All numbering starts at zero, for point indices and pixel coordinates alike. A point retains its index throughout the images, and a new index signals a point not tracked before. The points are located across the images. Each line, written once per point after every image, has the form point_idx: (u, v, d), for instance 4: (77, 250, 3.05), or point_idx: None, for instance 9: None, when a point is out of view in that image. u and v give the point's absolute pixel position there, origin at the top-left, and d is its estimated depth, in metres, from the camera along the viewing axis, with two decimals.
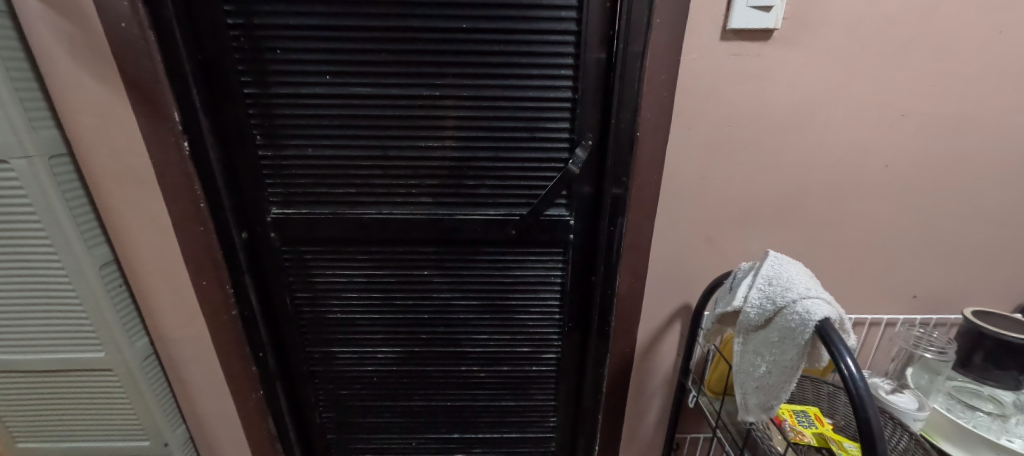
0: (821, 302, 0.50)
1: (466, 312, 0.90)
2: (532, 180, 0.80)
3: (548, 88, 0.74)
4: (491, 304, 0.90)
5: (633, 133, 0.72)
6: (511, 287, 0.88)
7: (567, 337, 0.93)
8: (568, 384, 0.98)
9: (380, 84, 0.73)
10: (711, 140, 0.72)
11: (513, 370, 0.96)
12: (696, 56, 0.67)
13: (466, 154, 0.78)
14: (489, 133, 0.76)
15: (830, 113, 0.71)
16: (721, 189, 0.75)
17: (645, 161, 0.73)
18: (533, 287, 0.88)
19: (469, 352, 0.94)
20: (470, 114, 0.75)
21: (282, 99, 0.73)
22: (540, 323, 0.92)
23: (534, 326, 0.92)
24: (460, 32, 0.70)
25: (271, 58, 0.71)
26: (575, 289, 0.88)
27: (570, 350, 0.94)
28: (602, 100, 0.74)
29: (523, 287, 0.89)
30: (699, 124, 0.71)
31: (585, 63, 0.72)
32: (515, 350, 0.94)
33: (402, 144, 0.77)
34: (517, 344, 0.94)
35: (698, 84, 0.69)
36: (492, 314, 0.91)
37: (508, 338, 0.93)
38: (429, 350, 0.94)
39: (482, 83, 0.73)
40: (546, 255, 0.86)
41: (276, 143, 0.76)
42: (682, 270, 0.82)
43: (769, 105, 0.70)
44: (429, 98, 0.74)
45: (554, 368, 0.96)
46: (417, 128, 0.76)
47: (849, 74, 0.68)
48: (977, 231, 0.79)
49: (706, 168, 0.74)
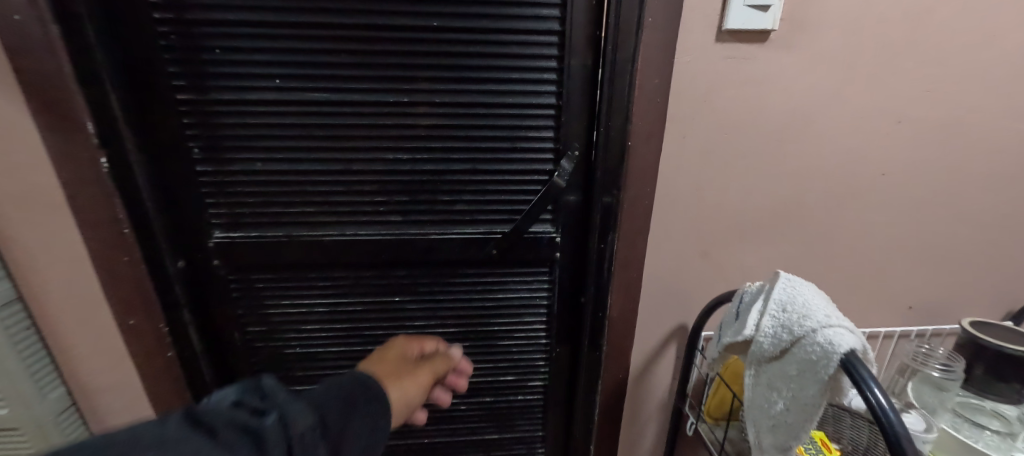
0: (843, 331, 0.45)
1: (444, 340, 0.82)
2: (514, 194, 0.72)
3: (531, 93, 0.67)
4: (472, 331, 0.82)
5: (625, 142, 0.65)
6: (494, 311, 0.81)
7: (556, 362, 0.86)
8: (557, 413, 0.90)
9: (339, 89, 0.64)
10: (708, 150, 0.67)
11: (497, 401, 0.88)
12: (689, 59, 0.62)
13: (441, 168, 0.70)
14: (465, 143, 0.69)
15: (827, 119, 0.67)
16: (718, 201, 0.70)
17: (639, 171, 0.67)
18: (518, 310, 0.81)
19: None
20: (445, 122, 0.67)
21: (223, 106, 0.63)
22: (525, 349, 0.84)
23: (519, 353, 0.85)
24: (430, 31, 0.62)
25: (209, 59, 0.61)
26: (564, 310, 0.81)
27: (558, 377, 0.87)
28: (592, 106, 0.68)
29: (504, 311, 0.81)
30: (693, 131, 0.66)
31: (570, 66, 0.66)
32: (499, 380, 0.86)
33: (368, 158, 0.68)
34: (501, 372, 0.86)
35: (694, 88, 0.63)
36: (472, 340, 0.83)
37: (491, 365, 0.85)
38: None
39: (456, 88, 0.66)
40: (531, 276, 0.79)
41: (218, 157, 0.66)
42: (677, 289, 0.76)
43: (767, 111, 0.65)
44: (397, 105, 0.65)
45: (542, 396, 0.88)
46: (383, 137, 0.67)
47: (846, 78, 0.65)
48: (969, 239, 0.77)
49: (701, 178, 0.68)
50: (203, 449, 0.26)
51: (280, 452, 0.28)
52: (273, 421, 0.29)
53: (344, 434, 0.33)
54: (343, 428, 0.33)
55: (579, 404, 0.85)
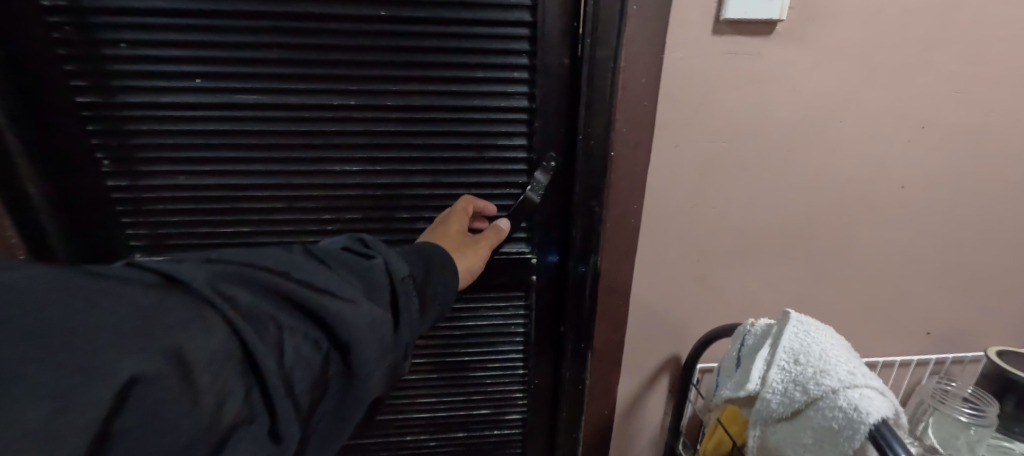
0: (872, 394, 0.36)
1: (408, 373, 0.73)
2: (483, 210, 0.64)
3: (499, 95, 0.58)
4: (440, 362, 0.73)
5: (607, 152, 0.56)
6: (464, 340, 0.72)
7: (534, 393, 0.77)
8: (538, 447, 0.82)
9: (272, 90, 0.54)
10: (703, 161, 0.58)
11: (470, 436, 0.79)
12: (683, 55, 0.52)
13: (397, 181, 0.61)
14: (425, 153, 0.60)
15: (839, 125, 0.58)
16: (715, 218, 0.61)
17: (624, 186, 0.57)
18: (491, 339, 0.72)
19: (415, 420, 0.76)
20: (400, 128, 0.58)
21: (135, 110, 0.54)
22: (500, 381, 0.75)
23: (494, 385, 0.76)
24: (378, 21, 0.53)
25: (112, 55, 0.51)
26: (542, 338, 0.73)
27: (538, 410, 0.78)
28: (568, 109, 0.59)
29: (475, 340, 0.72)
30: (687, 140, 0.56)
31: (543, 64, 0.57)
32: (472, 414, 0.77)
33: (311, 170, 0.59)
34: (474, 406, 0.77)
35: (688, 89, 0.54)
36: (440, 372, 0.74)
37: (462, 399, 0.76)
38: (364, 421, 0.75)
39: (411, 89, 0.56)
40: (505, 301, 0.70)
41: (134, 170, 0.56)
42: (669, 316, 0.67)
43: (771, 116, 0.56)
44: (343, 109, 0.56)
45: (520, 431, 0.80)
46: (328, 146, 0.58)
47: (863, 77, 0.56)
48: (997, 259, 0.68)
49: (696, 193, 0.59)
50: (326, 270, 0.38)
51: (386, 281, 0.42)
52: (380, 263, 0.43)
53: (424, 288, 0.47)
54: (424, 282, 0.47)
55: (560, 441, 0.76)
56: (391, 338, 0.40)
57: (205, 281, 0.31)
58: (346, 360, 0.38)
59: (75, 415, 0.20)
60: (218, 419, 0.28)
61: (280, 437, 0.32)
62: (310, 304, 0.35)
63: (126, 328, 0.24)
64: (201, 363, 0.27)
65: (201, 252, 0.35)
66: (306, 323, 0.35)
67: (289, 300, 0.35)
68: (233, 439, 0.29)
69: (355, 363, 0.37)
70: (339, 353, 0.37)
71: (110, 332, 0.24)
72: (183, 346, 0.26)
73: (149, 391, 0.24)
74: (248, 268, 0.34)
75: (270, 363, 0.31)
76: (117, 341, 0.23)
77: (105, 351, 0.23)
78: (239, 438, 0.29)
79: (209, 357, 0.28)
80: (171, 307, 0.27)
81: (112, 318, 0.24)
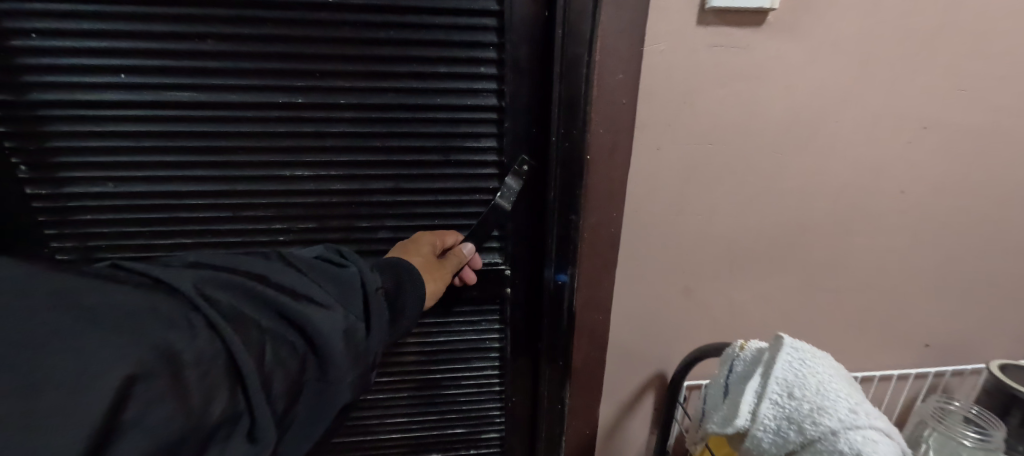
0: (875, 435, 0.33)
1: (375, 393, 0.67)
2: (451, 217, 0.59)
3: (465, 92, 0.53)
4: (409, 380, 0.67)
5: (583, 155, 0.51)
6: (434, 357, 0.66)
7: (513, 411, 0.72)
8: None
9: (210, 87, 0.49)
10: (688, 165, 0.53)
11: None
12: (664, 47, 0.47)
13: (357, 187, 0.56)
14: (385, 157, 0.54)
15: (834, 125, 0.53)
16: (702, 226, 0.57)
17: (603, 194, 0.52)
18: (464, 355, 0.67)
19: (383, 442, 0.71)
20: (356, 130, 0.53)
21: (49, 109, 0.47)
22: (475, 400, 0.70)
23: (468, 404, 0.71)
24: (326, 10, 0.48)
25: (16, 45, 0.44)
26: (519, 353, 0.68)
27: (515, 428, 0.74)
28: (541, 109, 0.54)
29: (447, 356, 0.67)
30: (670, 142, 0.51)
31: (512, 59, 0.52)
32: (445, 435, 0.72)
33: (260, 176, 0.53)
34: (447, 426, 0.72)
35: (672, 87, 0.48)
36: (410, 391, 0.68)
37: (434, 419, 0.71)
38: (327, 446, 0.69)
39: (367, 86, 0.51)
40: (478, 315, 0.65)
41: (53, 177, 0.50)
42: (653, 331, 0.62)
43: (761, 116, 0.52)
44: (291, 108, 0.51)
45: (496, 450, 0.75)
46: (276, 149, 0.52)
47: (860, 73, 0.51)
48: (999, 267, 0.64)
49: (681, 199, 0.54)
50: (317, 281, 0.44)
51: (361, 288, 0.45)
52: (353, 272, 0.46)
53: (397, 295, 0.49)
54: (395, 294, 0.49)
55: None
56: (362, 343, 0.43)
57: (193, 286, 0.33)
58: (322, 362, 0.40)
59: (90, 402, 0.23)
60: (209, 415, 0.29)
61: (259, 438, 0.33)
62: (289, 309, 0.38)
63: (128, 332, 0.26)
64: (190, 364, 0.29)
65: (187, 260, 0.39)
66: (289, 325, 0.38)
67: (269, 304, 0.38)
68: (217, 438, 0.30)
69: (331, 365, 0.40)
70: (316, 356, 0.40)
71: (112, 335, 0.26)
72: (176, 347, 0.28)
73: (148, 389, 0.25)
74: (232, 276, 0.37)
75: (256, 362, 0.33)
76: (122, 341, 0.26)
77: (110, 350, 0.25)
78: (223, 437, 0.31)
79: (199, 356, 0.29)
80: (161, 312, 0.29)
81: (113, 323, 0.26)
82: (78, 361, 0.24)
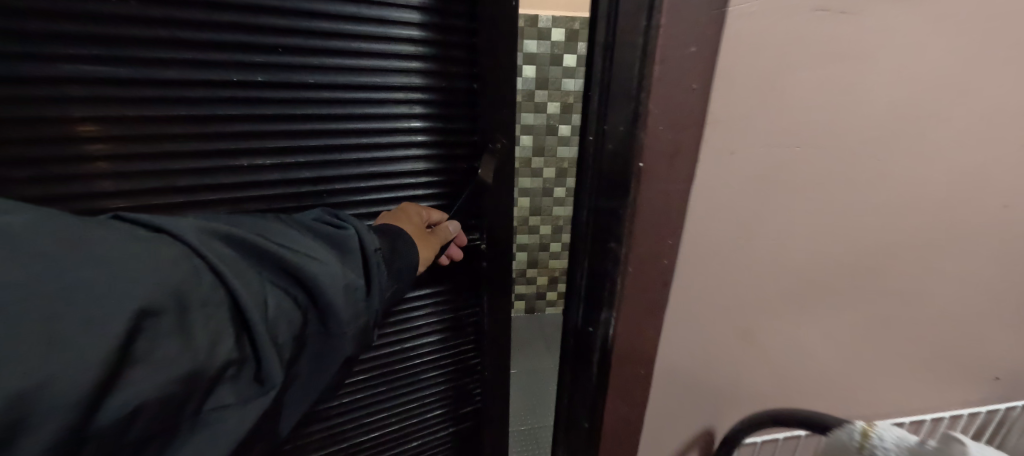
0: None
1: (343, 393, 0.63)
2: (428, 196, 0.58)
3: (440, 70, 0.52)
4: (393, 377, 0.67)
5: (632, 162, 0.36)
6: (418, 348, 0.67)
7: (488, 384, 0.76)
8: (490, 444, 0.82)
9: (134, 65, 0.38)
10: (766, 175, 0.39)
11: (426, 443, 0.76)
12: (754, 9, 0.32)
13: (314, 174, 0.49)
14: (358, 138, 0.50)
15: (946, 125, 0.41)
16: (772, 254, 0.44)
17: (662, 213, 0.38)
18: (445, 339, 0.69)
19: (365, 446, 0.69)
20: (324, 111, 0.47)
21: None
22: (454, 381, 0.74)
23: (447, 388, 0.73)
24: None
25: None
26: (494, 329, 0.71)
27: (492, 407, 0.78)
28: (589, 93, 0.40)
29: (429, 345, 0.68)
30: (749, 144, 0.37)
31: (484, 36, 0.52)
32: (426, 423, 0.74)
33: (205, 167, 0.44)
34: (428, 413, 0.74)
35: (772, 68, 0.34)
36: (383, 381, 0.66)
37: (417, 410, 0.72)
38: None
39: (334, 62, 0.46)
40: (458, 299, 0.68)
41: None
42: (701, 380, 0.49)
43: (863, 110, 0.38)
44: (247, 90, 0.43)
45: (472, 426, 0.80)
46: (229, 139, 0.44)
47: (991, 56, 0.38)
48: None
49: (752, 220, 0.41)
50: (315, 237, 0.42)
51: (359, 245, 0.43)
52: (351, 230, 0.43)
53: (393, 251, 0.47)
54: (391, 253, 0.46)
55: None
56: (362, 301, 0.41)
57: (192, 233, 0.33)
58: (321, 318, 0.40)
59: (104, 330, 0.24)
60: (214, 357, 0.30)
61: (265, 379, 0.34)
62: (287, 262, 0.37)
63: (130, 266, 0.27)
64: (196, 303, 0.30)
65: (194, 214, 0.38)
66: (289, 280, 0.38)
67: (269, 257, 0.37)
68: (222, 379, 0.32)
69: (331, 322, 0.40)
70: (315, 310, 0.40)
71: (117, 271, 0.26)
72: (182, 286, 0.29)
73: (153, 327, 0.27)
74: (227, 229, 0.35)
75: (260, 314, 0.34)
76: (125, 274, 0.26)
77: (117, 285, 0.25)
78: (227, 378, 0.32)
79: (203, 300, 0.30)
80: (164, 251, 0.29)
81: (109, 257, 0.26)
82: (91, 291, 0.24)
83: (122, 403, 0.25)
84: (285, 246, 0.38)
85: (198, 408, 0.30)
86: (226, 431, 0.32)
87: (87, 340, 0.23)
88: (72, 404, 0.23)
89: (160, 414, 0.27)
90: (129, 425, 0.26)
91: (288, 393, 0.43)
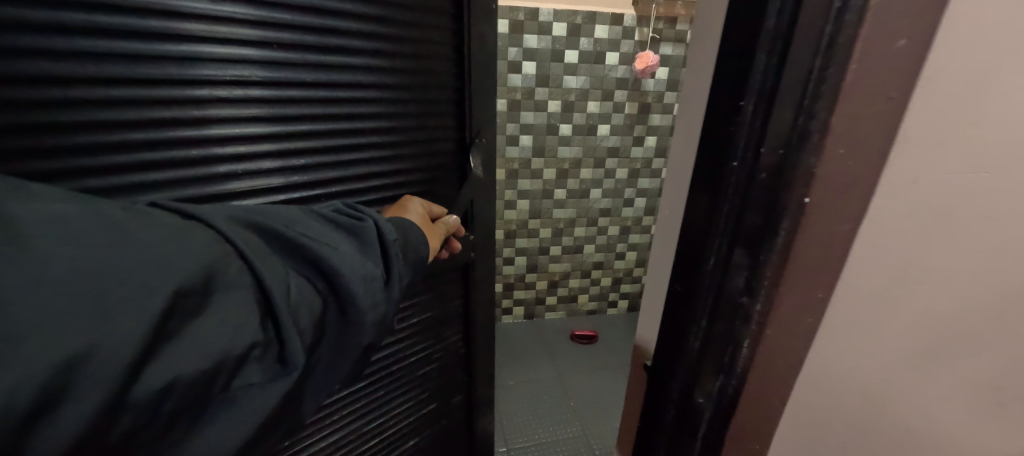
0: None
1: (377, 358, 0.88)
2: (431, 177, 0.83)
3: (420, 89, 0.76)
4: (423, 332, 0.97)
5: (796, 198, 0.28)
6: (437, 310, 0.99)
7: (476, 333, 1.13)
8: (476, 377, 1.19)
9: (194, 102, 0.50)
10: (951, 216, 0.28)
11: (440, 382, 1.09)
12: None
13: (352, 181, 0.70)
14: (377, 146, 0.72)
15: None
16: (935, 319, 0.32)
17: (815, 268, 0.29)
18: (451, 303, 1.03)
19: (401, 385, 0.97)
20: (351, 122, 0.67)
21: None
22: (456, 333, 1.09)
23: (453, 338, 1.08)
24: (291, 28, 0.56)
25: None
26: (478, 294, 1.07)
27: (477, 349, 1.15)
28: (738, 103, 0.30)
29: (444, 307, 1.01)
30: (941, 175, 0.26)
31: (445, 69, 0.80)
32: (441, 365, 1.07)
33: (278, 183, 0.61)
34: (442, 358, 1.07)
35: (997, 79, 0.24)
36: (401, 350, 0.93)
37: (436, 356, 1.04)
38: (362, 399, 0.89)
39: (351, 88, 0.65)
40: (460, 273, 1.02)
41: None
42: None
43: None
44: (292, 116, 0.59)
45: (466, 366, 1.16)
46: (285, 150, 0.60)
47: None
48: None
49: (919, 276, 0.30)
50: (339, 228, 0.47)
51: (375, 235, 0.48)
52: (370, 221, 0.49)
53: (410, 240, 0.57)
54: (410, 245, 0.56)
55: (479, 368, 1.18)
56: (379, 290, 0.45)
57: (219, 221, 0.36)
58: (341, 308, 0.42)
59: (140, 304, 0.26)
60: (233, 346, 0.32)
61: (287, 360, 0.36)
62: (310, 251, 0.41)
63: (172, 248, 0.30)
64: (219, 288, 0.32)
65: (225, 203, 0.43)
66: (311, 268, 0.41)
67: (293, 246, 0.41)
68: (242, 366, 0.33)
69: (351, 310, 0.43)
70: (335, 299, 0.42)
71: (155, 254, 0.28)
72: (213, 268, 0.32)
73: (184, 306, 0.29)
74: (261, 220, 0.40)
75: (281, 298, 0.36)
76: (163, 254, 0.29)
77: (151, 266, 0.28)
78: (246, 365, 0.33)
79: (228, 284, 0.33)
80: (199, 235, 0.33)
81: (146, 241, 0.28)
82: (124, 270, 0.26)
83: (155, 376, 0.27)
84: (308, 235, 0.42)
85: (224, 389, 0.32)
86: (242, 417, 0.33)
87: (131, 308, 0.26)
88: (98, 384, 0.24)
89: (185, 398, 0.29)
90: (160, 402, 0.28)
91: (309, 388, 0.44)
